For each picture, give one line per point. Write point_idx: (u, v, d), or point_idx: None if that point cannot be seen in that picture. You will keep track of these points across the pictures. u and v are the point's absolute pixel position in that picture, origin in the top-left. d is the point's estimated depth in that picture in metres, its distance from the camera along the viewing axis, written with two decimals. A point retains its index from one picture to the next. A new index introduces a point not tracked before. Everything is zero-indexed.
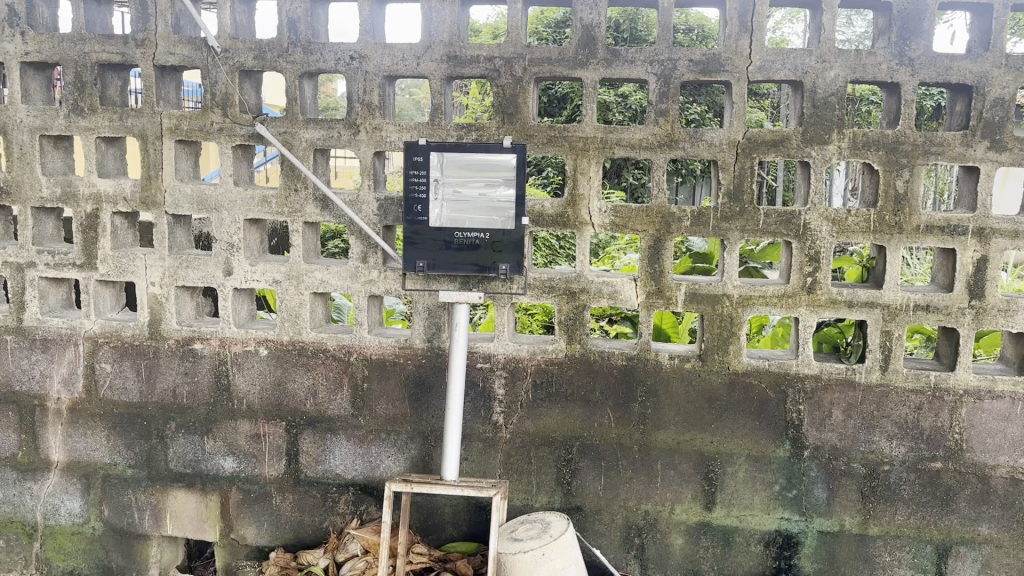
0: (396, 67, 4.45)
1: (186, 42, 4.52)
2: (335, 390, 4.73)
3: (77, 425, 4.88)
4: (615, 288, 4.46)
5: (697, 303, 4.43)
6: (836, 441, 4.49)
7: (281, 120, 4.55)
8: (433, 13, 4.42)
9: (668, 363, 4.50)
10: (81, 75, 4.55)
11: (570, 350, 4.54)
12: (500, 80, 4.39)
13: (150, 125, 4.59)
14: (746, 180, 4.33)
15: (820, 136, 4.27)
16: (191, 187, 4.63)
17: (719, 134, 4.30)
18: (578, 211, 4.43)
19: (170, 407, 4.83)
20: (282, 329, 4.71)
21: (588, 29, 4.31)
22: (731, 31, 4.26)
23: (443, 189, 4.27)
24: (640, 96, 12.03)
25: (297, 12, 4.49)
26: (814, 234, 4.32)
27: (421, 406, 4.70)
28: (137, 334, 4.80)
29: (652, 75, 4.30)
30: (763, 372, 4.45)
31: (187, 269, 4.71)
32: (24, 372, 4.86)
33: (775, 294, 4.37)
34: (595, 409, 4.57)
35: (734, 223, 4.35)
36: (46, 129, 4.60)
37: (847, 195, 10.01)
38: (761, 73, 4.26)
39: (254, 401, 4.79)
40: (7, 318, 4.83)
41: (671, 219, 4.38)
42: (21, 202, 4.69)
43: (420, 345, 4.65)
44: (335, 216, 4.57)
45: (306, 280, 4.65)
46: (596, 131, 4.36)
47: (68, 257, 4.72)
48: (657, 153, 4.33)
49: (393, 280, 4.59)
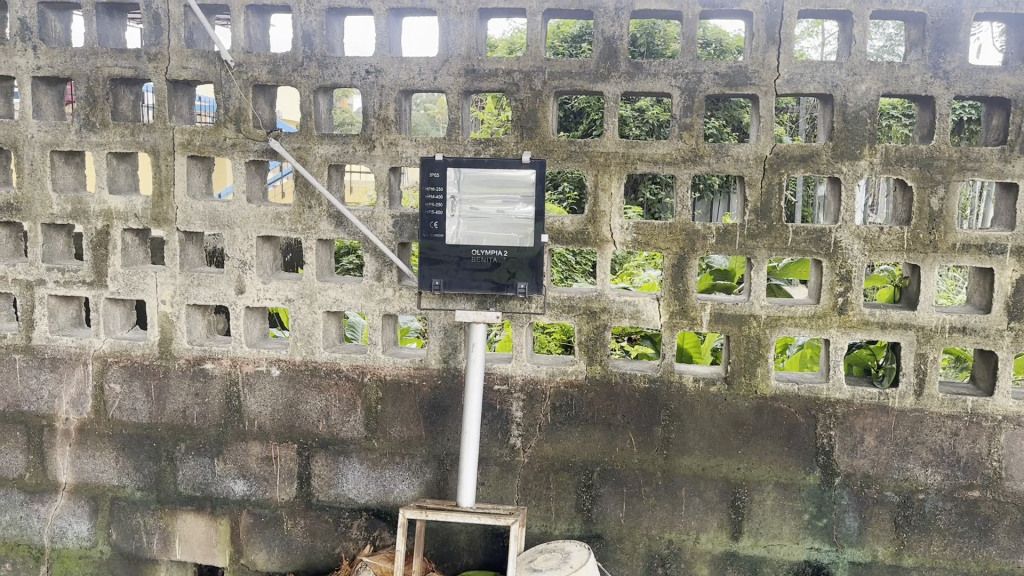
0: (413, 81, 4.34)
1: (199, 56, 4.43)
2: (348, 412, 4.60)
3: (86, 446, 4.77)
4: (637, 308, 4.31)
5: (722, 324, 4.27)
6: (869, 468, 4.30)
7: (295, 136, 4.45)
8: (451, 26, 4.31)
9: (693, 385, 4.34)
10: (93, 90, 4.48)
11: (591, 371, 4.39)
12: (519, 95, 4.27)
13: (162, 140, 4.51)
14: (774, 197, 4.17)
15: (851, 151, 4.12)
16: (203, 204, 4.53)
17: (745, 149, 4.16)
18: (598, 228, 4.29)
19: (180, 429, 4.72)
20: (295, 349, 4.59)
21: (610, 42, 4.18)
22: (758, 43, 4.12)
23: (460, 206, 4.15)
24: (658, 110, 11.86)
25: (312, 25, 4.38)
26: (845, 253, 4.16)
27: (437, 429, 4.56)
28: (147, 353, 4.70)
29: (676, 88, 4.17)
30: (792, 396, 4.29)
31: (199, 287, 4.61)
32: (32, 392, 4.77)
33: (805, 314, 4.22)
34: (617, 434, 4.42)
35: (761, 240, 4.19)
36: (58, 145, 4.53)
37: (867, 211, 9.88)
38: (789, 86, 4.12)
39: (266, 423, 4.67)
40: (16, 336, 4.74)
41: (696, 236, 4.23)
42: (31, 218, 4.61)
43: (436, 366, 4.52)
44: (349, 232, 4.46)
45: (320, 298, 4.54)
46: (617, 146, 4.23)
47: (78, 275, 4.63)
48: (681, 168, 4.19)
49: (408, 298, 4.46)
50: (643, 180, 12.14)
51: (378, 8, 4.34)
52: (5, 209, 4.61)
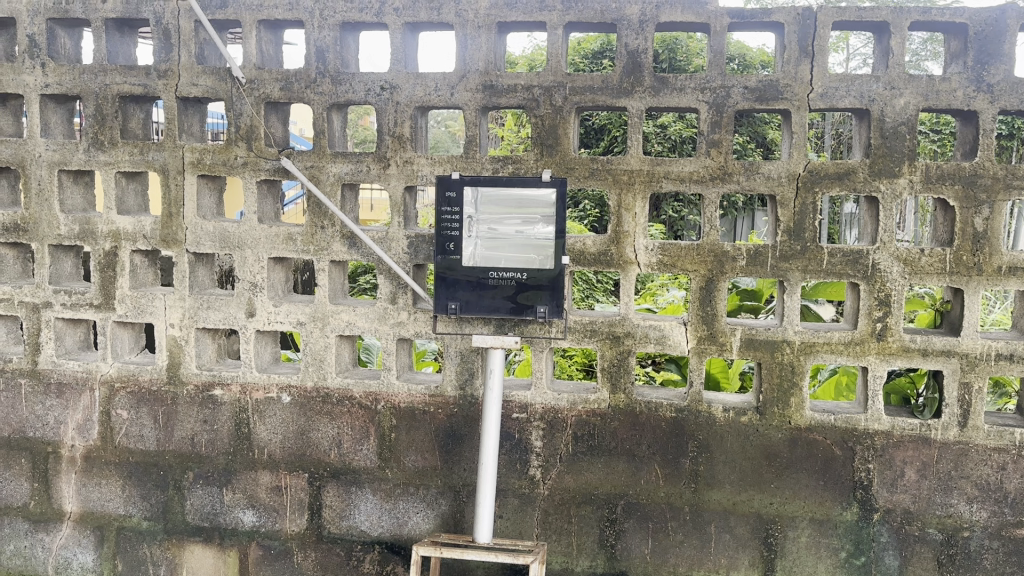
0: (429, 97, 4.19)
1: (210, 72, 4.31)
2: (361, 440, 4.43)
3: (92, 474, 4.63)
4: (664, 333, 4.10)
5: (754, 350, 4.05)
6: (910, 503, 4.05)
7: (307, 154, 4.30)
8: (468, 40, 4.15)
9: (722, 415, 4.12)
10: (102, 107, 4.37)
11: (614, 400, 4.18)
12: (539, 111, 4.11)
13: (172, 159, 4.38)
14: (808, 217, 3.96)
15: (889, 168, 3.90)
16: (213, 224, 4.40)
17: (777, 166, 3.95)
18: (622, 249, 4.09)
19: (188, 456, 4.56)
20: (306, 374, 4.43)
21: (634, 56, 4.01)
22: (790, 56, 3.93)
23: (477, 226, 3.97)
24: (681, 126, 11.63)
25: (326, 41, 4.25)
26: (883, 276, 3.94)
27: (453, 459, 4.37)
28: (155, 379, 4.55)
29: (703, 103, 3.98)
30: (828, 427, 4.06)
31: (208, 310, 4.47)
32: (38, 418, 4.63)
33: (842, 341, 3.99)
34: (642, 465, 4.20)
35: (795, 262, 3.98)
36: (66, 164, 4.42)
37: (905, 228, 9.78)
38: (823, 101, 3.92)
39: (276, 451, 4.50)
40: (22, 360, 4.62)
41: (725, 258, 4.02)
42: (38, 239, 4.49)
43: (452, 393, 4.33)
44: (363, 253, 4.30)
45: (332, 322, 4.38)
46: (642, 164, 4.04)
47: (85, 297, 4.51)
48: (710, 187, 4.00)
49: (423, 322, 4.29)
50: (666, 197, 11.90)
51: (393, 22, 4.19)
52: (12, 229, 4.50)
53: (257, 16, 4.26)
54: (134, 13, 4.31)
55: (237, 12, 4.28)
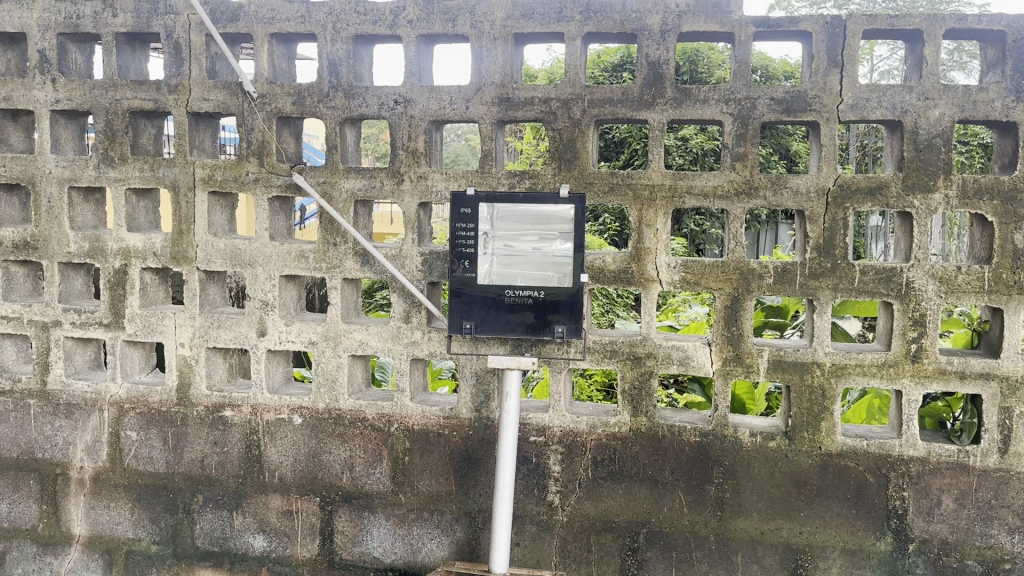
0: (444, 110, 4.08)
1: (221, 87, 4.23)
2: (374, 464, 4.30)
3: (100, 496, 4.54)
4: (687, 353, 3.94)
5: (782, 373, 3.88)
6: (947, 533, 3.85)
7: (320, 170, 4.19)
8: (484, 52, 4.04)
9: (749, 440, 3.95)
10: (112, 123, 4.30)
11: (636, 424, 4.02)
12: (556, 124, 3.98)
13: (182, 175, 4.30)
14: (838, 233, 3.80)
15: (924, 182, 3.73)
16: (224, 242, 4.30)
17: (806, 180, 3.79)
18: (643, 267, 3.95)
19: (198, 479, 4.45)
20: (318, 396, 4.31)
21: (655, 66, 3.87)
22: (818, 66, 3.77)
23: (493, 243, 3.84)
24: (702, 139, 11.43)
25: (338, 54, 4.15)
26: (918, 295, 3.76)
27: (468, 483, 4.22)
28: (165, 400, 4.46)
29: (728, 115, 3.83)
30: (860, 453, 3.87)
31: (219, 329, 4.37)
32: (47, 439, 4.55)
33: (874, 362, 3.81)
34: (665, 492, 4.03)
35: (824, 280, 3.81)
36: (76, 180, 4.35)
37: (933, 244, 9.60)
38: (854, 112, 3.76)
39: (287, 474, 4.38)
40: (31, 380, 4.54)
41: (751, 276, 3.86)
42: (48, 257, 4.42)
43: (467, 415, 4.20)
44: (376, 271, 4.19)
45: (344, 341, 4.27)
46: (664, 178, 3.89)
47: (95, 316, 4.43)
48: (735, 202, 3.84)
49: (438, 342, 4.17)
50: (687, 210, 11.70)
51: (407, 35, 4.09)
52: (21, 247, 4.44)
53: (269, 29, 4.18)
54: (145, 27, 4.24)
55: (249, 25, 4.20)
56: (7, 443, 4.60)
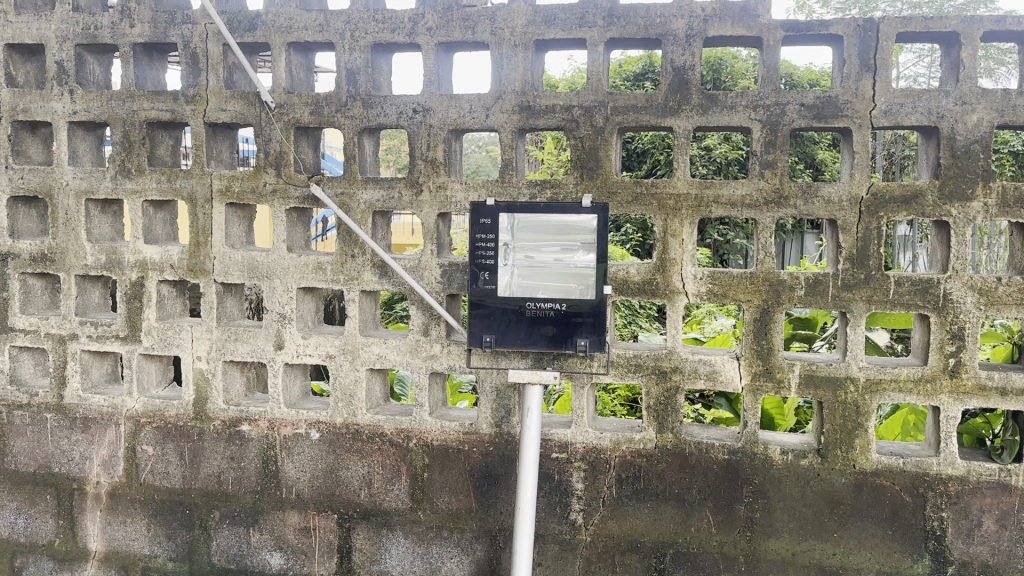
0: (464, 119, 4.00)
1: (239, 97, 4.18)
2: (392, 480, 4.21)
3: (117, 512, 4.48)
4: (715, 368, 3.81)
5: (814, 388, 3.74)
6: (988, 556, 3.68)
7: (338, 180, 4.12)
8: (504, 60, 3.95)
9: (780, 458, 3.81)
10: (129, 134, 4.26)
11: (661, 440, 3.90)
12: (579, 132, 3.88)
13: (199, 187, 4.24)
14: (872, 243, 3.66)
15: (961, 191, 3.59)
16: (241, 253, 4.24)
17: (837, 188, 3.66)
18: (668, 278, 3.83)
19: (214, 495, 4.38)
20: (335, 411, 4.23)
21: (681, 72, 3.76)
22: (850, 71, 3.65)
23: (514, 254, 3.74)
24: (726, 147, 11.26)
25: (357, 63, 4.08)
26: (956, 307, 3.61)
27: (489, 501, 4.12)
28: (181, 414, 4.39)
29: (756, 122, 3.71)
30: (897, 472, 3.72)
31: (236, 342, 4.30)
32: (63, 454, 4.51)
33: (910, 377, 3.66)
34: (692, 511, 3.90)
35: (858, 292, 3.68)
36: (92, 192, 4.32)
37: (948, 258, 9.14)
38: (888, 118, 3.62)
39: (304, 490, 4.30)
40: (48, 394, 4.50)
41: (781, 287, 3.72)
42: (65, 269, 4.38)
43: (487, 431, 4.09)
44: (395, 283, 4.10)
45: (362, 354, 4.18)
46: (690, 187, 3.78)
47: (111, 329, 4.38)
48: (764, 212, 3.72)
49: (457, 355, 4.08)
50: (711, 221, 11.51)
51: (426, 43, 4.01)
52: (39, 259, 4.41)
53: (287, 38, 4.12)
54: (162, 37, 4.21)
55: (267, 34, 4.14)
56: (24, 458, 4.56)
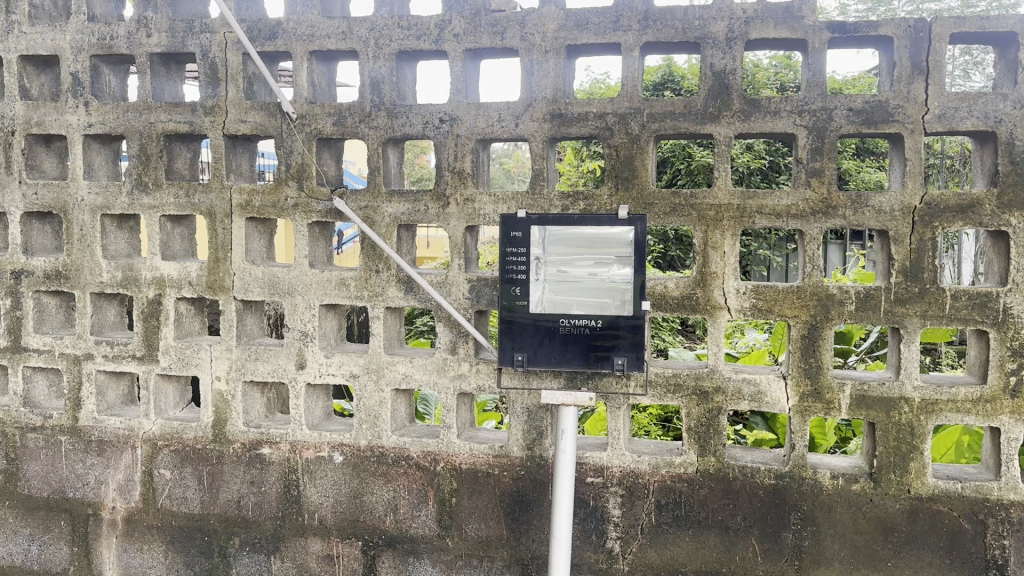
0: (492, 128, 3.83)
1: (260, 108, 4.03)
2: (419, 506, 4.03)
3: (133, 538, 4.32)
4: (760, 388, 3.61)
5: (866, 409, 3.54)
6: None
7: (362, 193, 3.96)
8: (535, 66, 3.79)
9: (830, 482, 3.60)
10: (146, 147, 4.13)
11: (703, 464, 3.70)
12: (613, 140, 3.71)
13: (219, 201, 4.09)
14: (926, 254, 3.45)
15: (1021, 199, 3.39)
16: (262, 269, 4.09)
17: (889, 198, 3.47)
18: (709, 292, 3.64)
19: (234, 521, 4.21)
20: (359, 432, 4.06)
21: (721, 76, 3.59)
22: (901, 73, 3.46)
23: (546, 269, 3.57)
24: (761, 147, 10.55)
25: (381, 71, 3.93)
26: (1017, 321, 3.40)
27: (521, 528, 3.92)
28: (199, 436, 4.23)
29: (801, 128, 3.53)
30: (955, 497, 3.50)
31: (256, 362, 4.14)
32: (78, 478, 4.36)
33: (969, 397, 3.45)
34: (736, 539, 3.70)
35: (912, 307, 3.48)
36: (108, 208, 4.18)
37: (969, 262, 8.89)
38: (942, 122, 3.42)
39: (327, 516, 4.12)
40: (62, 417, 4.35)
41: (830, 302, 3.53)
42: (80, 287, 4.25)
43: (518, 454, 3.90)
44: (421, 299, 3.93)
45: (387, 374, 4.01)
46: (731, 197, 3.59)
47: (127, 348, 4.23)
48: (810, 222, 3.53)
49: (486, 375, 3.90)
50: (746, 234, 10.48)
51: (453, 50, 3.86)
52: (53, 277, 4.27)
53: (309, 46, 3.98)
54: (180, 46, 4.08)
55: (288, 43, 4.00)
56: (38, 482, 4.41)
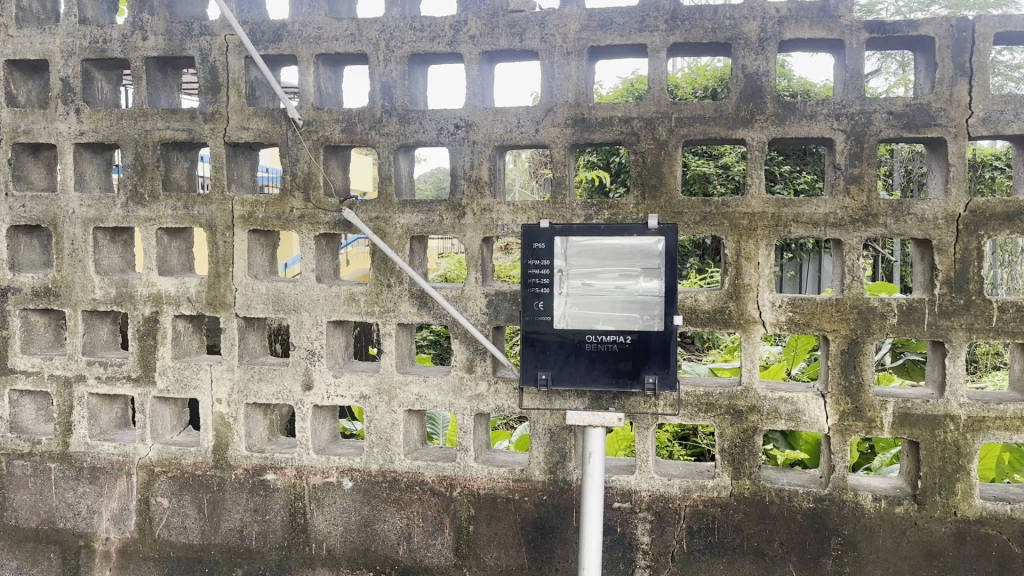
0: (511, 134, 3.64)
1: (263, 114, 3.82)
2: (434, 534, 3.81)
3: (128, 570, 4.07)
4: (797, 407, 3.43)
5: (909, 428, 3.36)
6: None
7: (372, 204, 3.75)
8: (556, 69, 3.60)
9: (872, 505, 3.42)
10: (142, 156, 3.90)
11: (737, 487, 3.51)
12: (639, 146, 3.52)
13: (219, 213, 3.87)
14: (971, 265, 3.28)
15: None
16: (266, 284, 3.86)
17: (932, 205, 3.30)
18: (742, 306, 3.46)
19: (237, 551, 3.97)
20: (370, 456, 3.84)
21: (753, 79, 3.42)
22: (943, 75, 3.30)
23: (569, 282, 3.37)
24: None
25: (392, 75, 3.73)
26: None
27: (544, 556, 3.71)
28: (199, 462, 3.99)
29: (839, 132, 3.36)
30: (1004, 519, 3.33)
31: (260, 382, 3.91)
32: (69, 507, 4.10)
33: (1017, 414, 3.28)
34: (772, 566, 3.51)
35: (957, 319, 3.30)
36: (101, 220, 3.95)
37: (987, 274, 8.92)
38: (986, 126, 3.26)
39: (336, 545, 3.88)
40: (51, 443, 4.10)
41: (870, 315, 3.36)
42: (71, 304, 4.00)
43: (540, 478, 3.69)
44: (435, 315, 3.72)
45: (400, 395, 3.79)
46: (766, 206, 3.41)
47: (122, 369, 3.99)
48: (849, 231, 3.36)
49: (505, 395, 3.69)
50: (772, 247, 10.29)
51: (470, 52, 3.66)
52: (42, 295, 4.02)
53: (315, 49, 3.77)
54: (178, 50, 3.86)
55: (293, 45, 3.79)
56: (25, 512, 4.15)
